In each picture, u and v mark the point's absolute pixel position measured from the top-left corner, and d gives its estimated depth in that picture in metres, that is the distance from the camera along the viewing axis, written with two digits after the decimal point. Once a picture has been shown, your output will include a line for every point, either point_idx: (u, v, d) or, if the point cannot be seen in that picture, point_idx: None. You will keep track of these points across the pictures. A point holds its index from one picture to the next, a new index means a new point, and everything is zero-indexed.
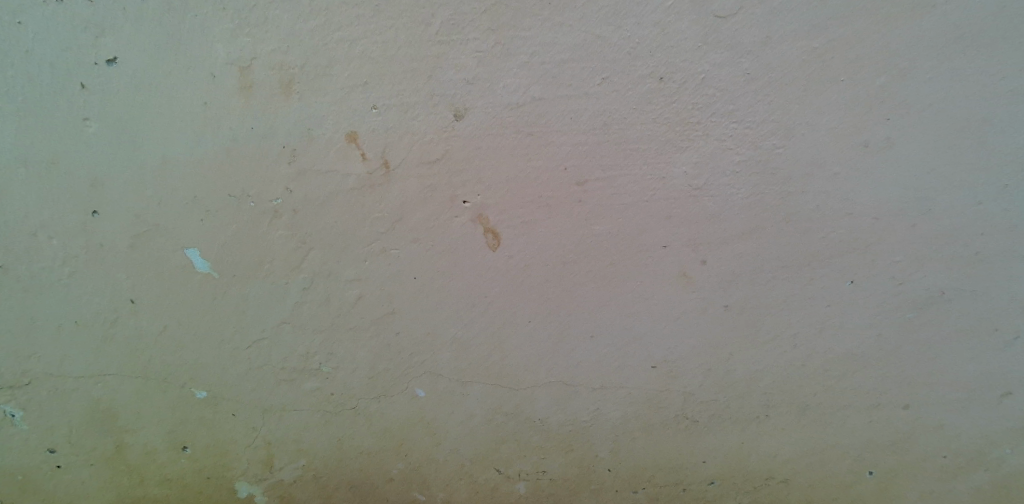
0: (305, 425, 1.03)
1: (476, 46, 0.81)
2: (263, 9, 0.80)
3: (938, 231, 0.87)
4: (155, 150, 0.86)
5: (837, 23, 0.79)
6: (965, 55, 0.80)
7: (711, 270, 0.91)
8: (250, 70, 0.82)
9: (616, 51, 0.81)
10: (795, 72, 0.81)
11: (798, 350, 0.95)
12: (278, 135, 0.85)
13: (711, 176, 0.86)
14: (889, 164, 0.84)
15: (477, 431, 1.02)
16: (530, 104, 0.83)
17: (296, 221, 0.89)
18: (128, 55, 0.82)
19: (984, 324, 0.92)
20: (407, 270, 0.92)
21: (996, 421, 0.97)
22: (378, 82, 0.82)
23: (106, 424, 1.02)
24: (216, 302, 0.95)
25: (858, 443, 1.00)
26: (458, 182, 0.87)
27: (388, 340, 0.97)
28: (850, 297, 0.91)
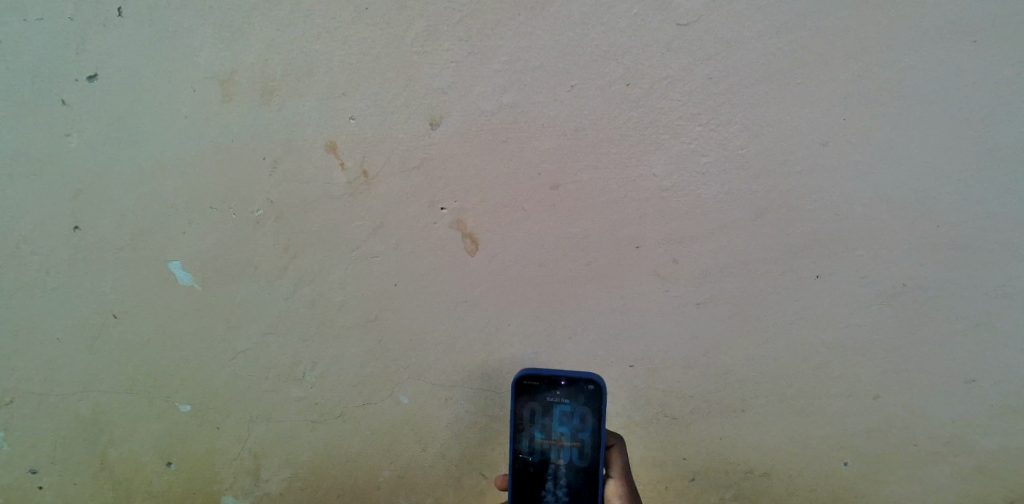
0: (291, 433, 1.02)
1: (450, 55, 0.84)
2: (242, 23, 0.83)
3: (901, 223, 0.90)
4: (136, 164, 0.87)
5: (792, 28, 0.84)
6: (912, 56, 0.85)
7: (687, 266, 0.93)
8: (231, 83, 0.84)
9: (586, 57, 0.84)
10: (756, 74, 0.85)
11: (773, 343, 0.98)
12: (258, 145, 0.86)
13: (683, 176, 0.88)
14: (850, 160, 0.88)
15: (463, 434, 1.01)
16: (506, 110, 0.86)
17: (280, 228, 0.90)
18: (109, 71, 0.85)
19: (950, 311, 0.95)
20: (389, 275, 0.93)
21: (973, 406, 0.99)
22: (357, 91, 0.85)
23: (92, 438, 1.02)
24: (199, 313, 0.95)
25: (840, 432, 1.01)
26: (439, 187, 0.88)
27: (373, 346, 0.98)
28: (821, 289, 0.94)
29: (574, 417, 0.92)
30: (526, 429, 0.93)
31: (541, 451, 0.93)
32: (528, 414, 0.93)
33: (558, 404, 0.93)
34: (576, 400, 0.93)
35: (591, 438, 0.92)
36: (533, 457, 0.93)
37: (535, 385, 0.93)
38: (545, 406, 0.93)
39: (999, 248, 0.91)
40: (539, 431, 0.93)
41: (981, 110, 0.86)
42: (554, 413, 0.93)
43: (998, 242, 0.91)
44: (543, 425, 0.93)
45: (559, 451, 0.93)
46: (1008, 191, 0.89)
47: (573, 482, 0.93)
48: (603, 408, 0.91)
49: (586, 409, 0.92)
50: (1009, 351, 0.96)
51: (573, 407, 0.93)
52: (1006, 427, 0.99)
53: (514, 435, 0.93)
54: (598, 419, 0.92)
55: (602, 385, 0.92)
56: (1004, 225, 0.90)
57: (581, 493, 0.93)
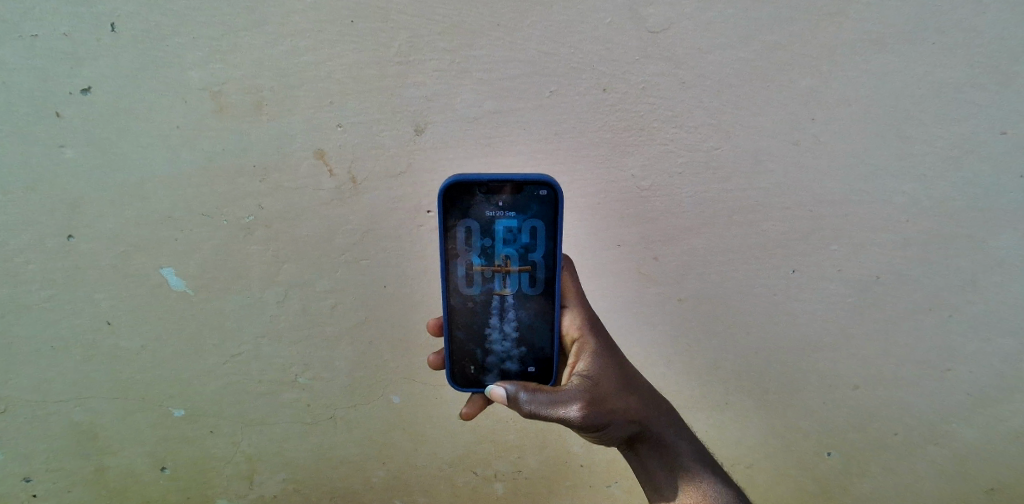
0: (287, 436, 1.06)
1: (434, 65, 0.86)
2: (231, 36, 0.84)
3: (871, 220, 0.94)
4: (129, 174, 0.89)
5: (765, 33, 0.86)
6: (883, 58, 0.87)
7: (666, 265, 0.97)
8: (221, 94, 0.86)
9: (566, 64, 0.87)
10: (730, 79, 0.88)
11: (752, 337, 1.01)
12: (248, 155, 0.88)
13: (660, 177, 0.92)
14: (822, 160, 0.91)
15: (454, 433, 1.08)
16: (488, 117, 0.88)
17: (270, 235, 0.93)
18: (102, 84, 0.85)
19: (920, 304, 0.99)
20: (378, 279, 0.96)
21: (941, 395, 1.04)
22: (343, 101, 0.87)
23: (88, 446, 1.04)
24: (193, 319, 0.97)
25: (818, 426, 1.07)
26: (425, 192, 0.91)
27: (364, 348, 1.00)
28: (796, 285, 0.98)
29: (521, 213, 0.88)
30: (469, 235, 0.89)
31: (486, 255, 0.90)
32: (472, 220, 0.88)
33: (503, 208, 0.88)
34: (522, 255, 0.90)
35: (542, 260, 0.90)
36: (478, 264, 0.90)
37: (475, 194, 0.87)
38: (488, 250, 0.90)
39: (965, 243, 0.95)
40: (482, 230, 0.89)
41: (950, 111, 0.89)
42: (499, 260, 0.90)
43: (964, 237, 0.95)
44: (488, 245, 0.89)
45: (504, 255, 0.90)
46: (974, 186, 0.92)
47: (521, 284, 0.91)
48: (554, 210, 0.87)
49: (536, 213, 0.88)
50: (976, 341, 1.01)
51: (521, 207, 0.88)
52: (979, 416, 1.05)
53: (455, 239, 0.89)
54: (549, 218, 0.88)
55: (553, 189, 0.87)
56: (969, 221, 0.94)
57: (529, 294, 0.92)
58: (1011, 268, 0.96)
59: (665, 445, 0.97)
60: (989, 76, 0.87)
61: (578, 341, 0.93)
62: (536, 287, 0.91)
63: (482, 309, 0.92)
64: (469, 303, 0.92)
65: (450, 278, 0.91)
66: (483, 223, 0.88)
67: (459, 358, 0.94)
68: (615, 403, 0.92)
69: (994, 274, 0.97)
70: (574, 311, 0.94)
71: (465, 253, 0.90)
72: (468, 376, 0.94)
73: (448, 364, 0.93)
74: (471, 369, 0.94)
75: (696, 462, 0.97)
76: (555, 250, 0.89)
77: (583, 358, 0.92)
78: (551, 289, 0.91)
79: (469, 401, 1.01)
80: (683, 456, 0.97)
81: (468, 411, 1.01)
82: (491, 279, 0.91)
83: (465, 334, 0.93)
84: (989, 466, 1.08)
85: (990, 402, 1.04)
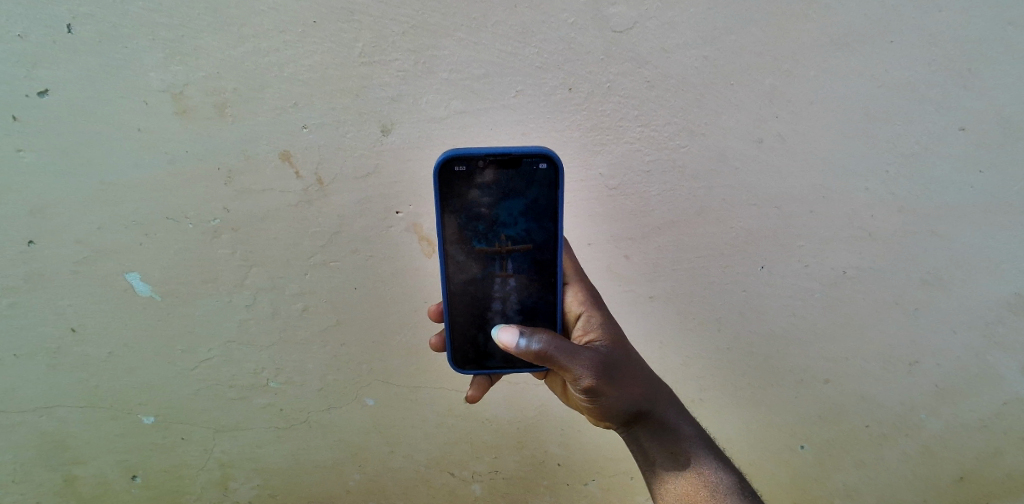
0: (260, 441, 1.05)
1: (399, 65, 0.86)
2: (191, 37, 0.83)
3: (836, 217, 0.96)
4: (91, 178, 0.87)
5: (728, 33, 0.87)
6: (844, 57, 0.88)
7: (636, 263, 0.97)
8: (183, 96, 0.85)
9: (531, 64, 0.87)
10: (694, 78, 0.88)
11: (721, 333, 1.03)
12: (212, 158, 0.87)
13: (628, 176, 0.92)
14: (787, 158, 0.92)
15: (430, 435, 1.07)
16: (455, 117, 0.88)
17: (237, 238, 0.92)
18: (60, 86, 0.84)
19: (884, 299, 1.01)
20: (349, 281, 0.95)
21: (906, 387, 1.07)
22: (308, 102, 0.86)
23: (56, 456, 1.03)
24: (161, 325, 0.96)
25: (789, 419, 1.10)
26: (394, 194, 0.91)
27: (335, 351, 0.99)
28: (764, 281, 0.99)
29: (521, 190, 0.87)
30: (469, 214, 0.88)
31: (487, 235, 0.89)
32: (472, 199, 0.87)
33: (503, 186, 0.87)
34: (523, 233, 0.89)
35: (546, 241, 0.89)
36: (479, 244, 0.89)
37: (475, 171, 0.86)
38: (489, 229, 0.89)
39: (927, 238, 0.97)
40: (481, 208, 0.88)
41: (909, 109, 0.91)
42: (501, 239, 0.89)
43: (926, 232, 0.97)
44: (489, 223, 0.88)
45: (505, 233, 0.89)
46: (935, 182, 0.94)
47: (522, 263, 0.91)
48: (555, 184, 0.86)
49: (537, 189, 0.87)
50: (939, 333, 1.03)
51: (521, 184, 0.87)
52: (945, 406, 1.08)
53: (455, 217, 0.87)
54: (550, 193, 0.87)
55: (553, 162, 0.85)
56: (930, 216, 0.96)
57: (530, 273, 0.91)
58: (972, 262, 0.99)
59: (668, 428, 0.94)
60: (947, 74, 0.89)
61: (581, 317, 0.93)
62: (537, 266, 0.91)
63: (484, 292, 0.92)
64: (470, 285, 0.91)
65: (450, 260, 0.89)
66: (482, 202, 0.87)
67: (461, 341, 0.93)
68: (621, 377, 0.91)
69: (956, 268, 0.99)
70: (576, 288, 0.93)
71: (466, 233, 0.89)
72: (469, 358, 0.93)
73: (450, 348, 0.92)
74: (473, 353, 0.93)
75: (700, 446, 0.95)
76: (556, 227, 0.88)
77: (591, 331, 0.92)
78: (554, 269, 0.90)
79: (473, 384, 0.99)
80: (686, 440, 0.94)
81: (473, 393, 0.98)
82: (492, 259, 0.90)
83: (466, 317, 0.92)
84: (957, 455, 1.12)
85: (955, 393, 1.07)
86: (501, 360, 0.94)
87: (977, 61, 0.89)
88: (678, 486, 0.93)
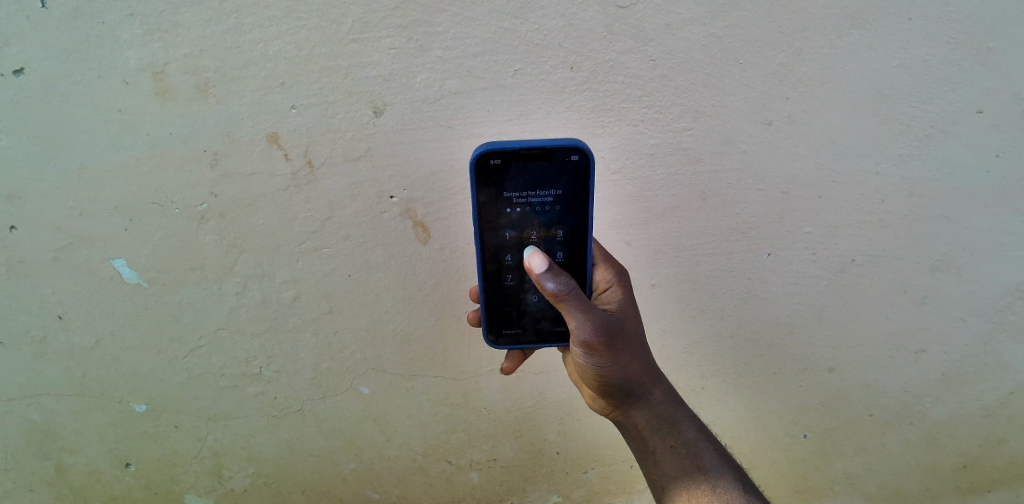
0: (253, 431, 1.04)
1: (389, 43, 0.81)
2: (170, 12, 0.79)
3: (843, 202, 0.93)
4: (72, 161, 0.84)
5: (737, 9, 0.83)
6: (858, 35, 0.84)
7: (637, 249, 0.95)
8: (163, 76, 0.81)
9: (529, 42, 0.83)
10: (701, 56, 0.85)
11: (724, 320, 1.00)
12: (197, 141, 0.84)
13: (629, 160, 0.89)
14: (794, 141, 0.89)
15: (426, 424, 1.06)
16: (449, 97, 0.85)
17: (225, 224, 0.89)
18: (36, 66, 0.80)
19: (892, 286, 0.98)
20: (340, 268, 0.92)
21: (912, 375, 1.05)
22: (296, 81, 0.82)
23: (46, 445, 1.02)
24: (148, 313, 0.93)
25: (790, 406, 1.08)
26: (386, 177, 0.87)
27: (328, 340, 0.97)
28: (768, 268, 0.97)
29: (554, 180, 0.84)
30: (502, 203, 0.85)
31: (521, 223, 0.86)
32: (506, 191, 0.84)
33: (537, 175, 0.84)
34: (555, 219, 0.87)
35: (578, 227, 0.86)
36: (513, 231, 0.87)
37: (509, 165, 0.83)
38: (522, 217, 0.86)
39: (937, 223, 0.94)
40: (515, 198, 0.85)
41: (924, 88, 0.87)
42: (533, 226, 0.87)
43: (936, 217, 0.94)
44: (522, 213, 0.86)
45: (538, 220, 0.87)
46: (946, 167, 0.91)
47: (553, 250, 0.88)
48: (587, 175, 0.84)
49: (569, 179, 0.84)
50: (947, 321, 1.00)
51: (553, 175, 0.84)
52: (950, 394, 1.06)
53: (489, 208, 0.85)
54: (581, 184, 0.84)
55: (585, 154, 0.83)
56: (940, 200, 0.93)
57: (561, 259, 0.88)
58: (984, 248, 0.96)
59: (673, 422, 0.92)
60: (965, 53, 0.85)
61: (607, 291, 0.90)
62: (569, 253, 0.88)
63: (518, 278, 0.89)
64: (504, 270, 0.89)
65: (483, 249, 0.87)
66: (516, 192, 0.85)
67: (495, 322, 0.91)
68: (624, 346, 0.88)
69: (965, 255, 0.96)
70: (604, 267, 0.90)
71: (499, 223, 0.86)
72: (504, 338, 0.92)
73: (484, 329, 0.91)
74: (507, 329, 0.92)
75: (695, 427, 0.93)
76: (587, 215, 0.86)
77: (611, 305, 0.90)
78: (586, 255, 0.88)
79: (508, 356, 0.97)
80: (693, 434, 0.93)
81: (508, 365, 0.97)
82: (525, 246, 0.88)
83: (501, 300, 0.90)
84: (959, 442, 1.11)
85: (960, 380, 1.05)
86: (533, 335, 0.92)
87: (997, 39, 0.84)
88: (668, 466, 0.91)
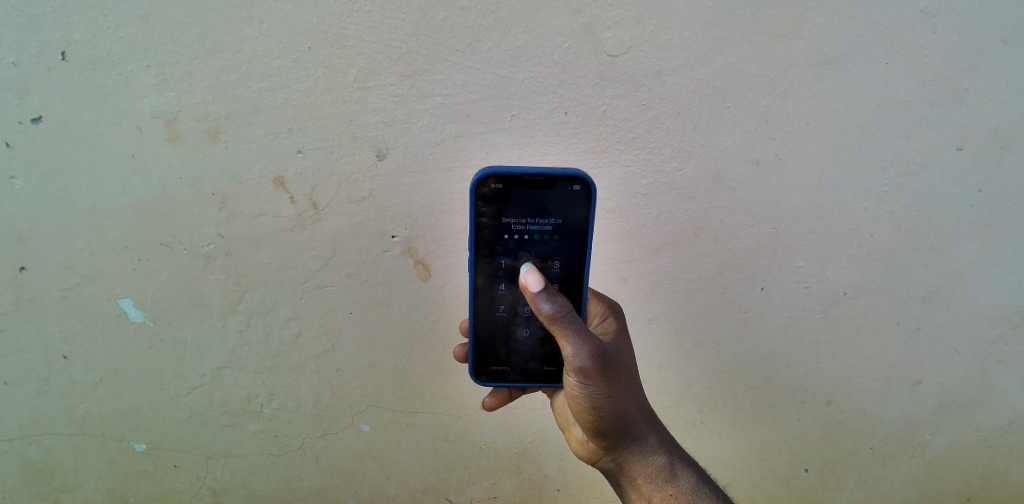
0: (252, 468, 1.04)
1: (392, 90, 0.85)
2: (183, 63, 0.83)
3: (830, 239, 0.95)
4: (82, 203, 0.87)
5: (723, 56, 0.87)
6: (838, 80, 0.88)
7: (633, 284, 0.97)
8: (174, 122, 0.84)
9: (525, 88, 0.87)
10: (690, 100, 0.88)
11: (719, 354, 1.02)
12: (205, 183, 0.87)
13: (623, 198, 0.92)
14: (782, 179, 0.92)
15: (425, 460, 1.06)
16: (448, 140, 0.88)
17: (229, 264, 0.91)
18: (52, 113, 0.83)
19: (883, 319, 1.00)
20: (342, 306, 0.94)
21: (906, 406, 1.06)
22: (301, 127, 0.86)
23: (43, 484, 1.01)
24: (152, 351, 0.95)
25: (788, 440, 1.08)
26: (387, 217, 0.90)
27: (329, 377, 0.98)
28: (761, 303, 0.99)
29: (554, 210, 0.87)
30: (500, 230, 0.87)
31: (517, 251, 0.88)
32: (505, 217, 0.87)
33: (537, 204, 0.87)
34: (551, 251, 0.88)
35: (574, 259, 0.89)
36: (509, 259, 0.88)
37: (510, 191, 0.86)
38: (519, 246, 0.88)
39: (922, 257, 0.97)
40: (514, 224, 0.87)
41: (904, 130, 0.91)
42: (528, 256, 0.88)
43: (921, 251, 0.96)
44: (519, 241, 0.88)
45: (534, 250, 0.88)
46: (930, 203, 0.94)
47: (548, 282, 0.89)
48: (586, 205, 0.87)
49: (567, 209, 0.87)
50: (938, 353, 1.02)
51: (552, 205, 0.87)
52: (945, 426, 1.07)
53: (487, 233, 0.87)
54: (580, 216, 0.87)
55: (585, 185, 0.86)
56: (925, 235, 0.96)
57: (555, 291, 0.90)
58: (970, 281, 0.98)
59: (665, 463, 0.91)
60: (941, 96, 0.89)
61: (599, 323, 0.93)
62: (563, 285, 0.90)
63: (509, 308, 0.90)
64: (496, 300, 0.90)
65: (476, 275, 0.88)
66: (514, 219, 0.87)
67: (483, 355, 0.92)
68: (617, 380, 0.88)
69: (953, 289, 0.99)
70: (595, 301, 0.93)
71: (496, 249, 0.88)
72: (491, 373, 0.92)
73: (471, 362, 0.91)
74: (495, 366, 0.92)
75: (686, 467, 0.92)
76: (583, 247, 0.88)
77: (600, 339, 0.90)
78: (580, 289, 0.90)
79: (491, 393, 0.99)
80: (685, 478, 0.91)
81: (490, 401, 0.99)
82: (518, 276, 0.89)
83: (491, 332, 0.91)
84: (958, 473, 1.11)
85: (955, 411, 1.06)
86: (520, 375, 0.92)
87: (969, 83, 0.89)
88: None
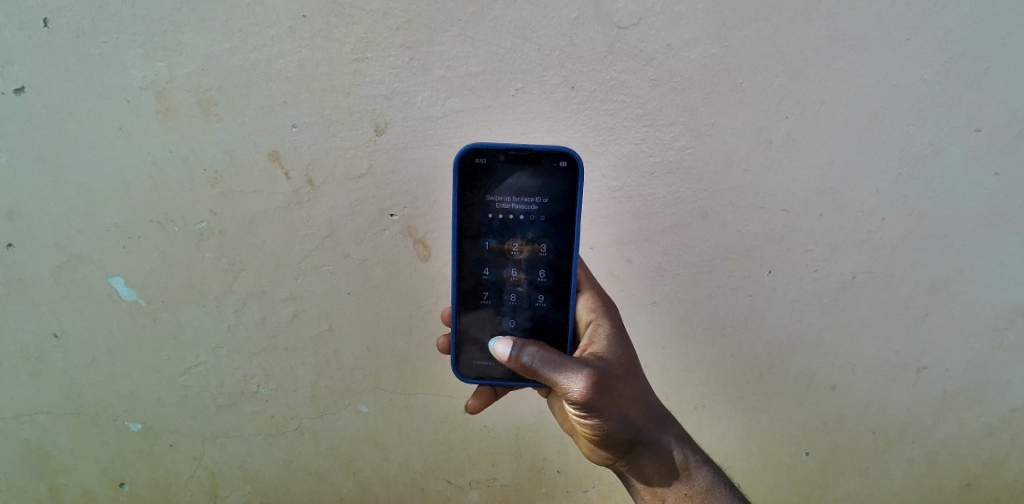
0: (248, 451, 1.01)
1: (392, 62, 0.83)
2: (176, 33, 0.81)
3: (841, 222, 0.93)
4: (73, 179, 0.85)
5: (733, 30, 0.85)
6: (851, 56, 0.86)
7: (638, 267, 0.94)
8: (166, 94, 0.82)
9: (529, 62, 0.84)
10: (700, 76, 0.86)
11: (726, 340, 0.99)
12: (198, 158, 0.84)
13: (629, 178, 0.89)
14: (793, 159, 0.89)
15: (424, 444, 1.03)
16: (449, 116, 0.85)
17: (224, 242, 0.88)
18: (40, 85, 0.82)
19: (894, 304, 0.98)
20: (340, 286, 0.92)
21: (916, 395, 1.03)
22: (298, 100, 0.83)
23: (38, 466, 1.00)
24: (146, 331, 0.93)
25: (795, 427, 1.05)
26: (387, 195, 0.87)
27: (326, 359, 0.96)
28: (769, 286, 0.96)
29: (541, 188, 0.84)
30: (485, 209, 0.84)
31: (503, 233, 0.85)
32: (490, 195, 0.84)
33: (523, 182, 0.84)
34: (538, 234, 0.85)
35: (562, 243, 0.85)
36: (494, 241, 0.85)
37: (495, 166, 0.83)
38: (505, 227, 0.85)
39: (936, 241, 0.94)
40: (499, 204, 0.84)
41: (920, 109, 0.88)
42: (514, 238, 0.85)
43: (935, 234, 0.94)
44: (504, 221, 0.85)
45: (521, 232, 0.85)
46: (945, 186, 0.91)
47: (535, 267, 0.86)
48: (574, 184, 0.84)
49: (555, 188, 0.84)
50: (950, 340, 1.00)
51: (538, 184, 0.84)
52: (957, 415, 1.05)
53: (471, 212, 0.84)
54: (568, 196, 0.84)
55: (573, 162, 0.83)
56: (939, 218, 0.93)
57: (543, 278, 0.86)
58: (983, 266, 0.96)
59: (681, 467, 0.88)
60: (957, 74, 0.87)
61: (591, 324, 0.87)
62: (551, 271, 0.86)
63: (494, 295, 0.87)
64: (481, 285, 0.86)
65: (460, 258, 0.85)
66: (500, 198, 0.84)
67: (467, 346, 0.88)
68: (618, 393, 0.84)
69: (966, 274, 0.96)
70: (588, 294, 0.89)
71: (480, 230, 0.85)
72: (474, 367, 0.88)
73: (453, 354, 0.88)
74: (479, 359, 0.88)
75: (705, 467, 0.89)
76: (572, 231, 0.85)
77: (596, 342, 0.86)
78: (568, 277, 0.86)
79: (475, 394, 0.97)
80: (704, 480, 0.88)
81: (473, 403, 0.96)
82: (504, 259, 0.86)
83: (475, 321, 0.87)
84: (970, 465, 1.08)
85: (966, 400, 1.04)
86: (505, 371, 0.88)
87: (987, 61, 0.87)
88: None
